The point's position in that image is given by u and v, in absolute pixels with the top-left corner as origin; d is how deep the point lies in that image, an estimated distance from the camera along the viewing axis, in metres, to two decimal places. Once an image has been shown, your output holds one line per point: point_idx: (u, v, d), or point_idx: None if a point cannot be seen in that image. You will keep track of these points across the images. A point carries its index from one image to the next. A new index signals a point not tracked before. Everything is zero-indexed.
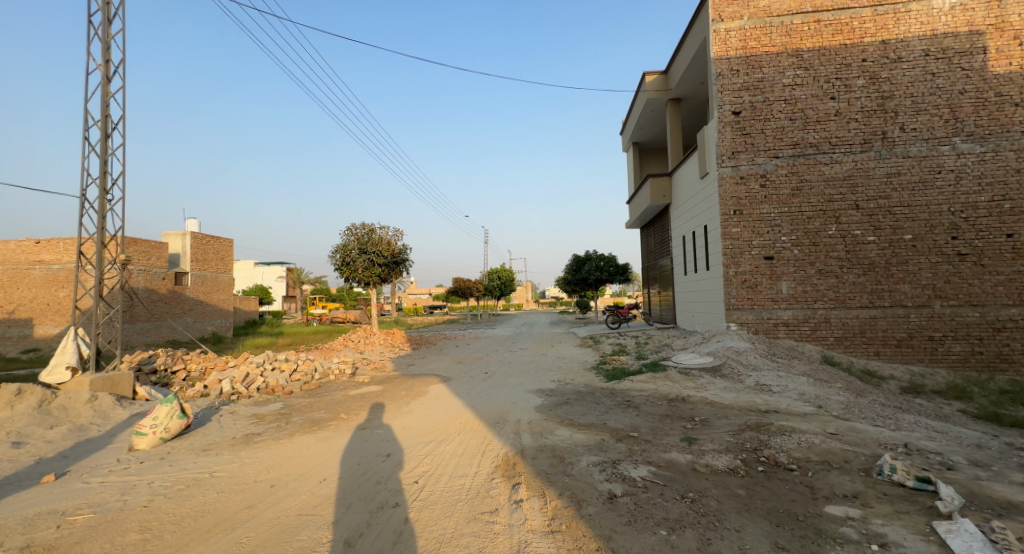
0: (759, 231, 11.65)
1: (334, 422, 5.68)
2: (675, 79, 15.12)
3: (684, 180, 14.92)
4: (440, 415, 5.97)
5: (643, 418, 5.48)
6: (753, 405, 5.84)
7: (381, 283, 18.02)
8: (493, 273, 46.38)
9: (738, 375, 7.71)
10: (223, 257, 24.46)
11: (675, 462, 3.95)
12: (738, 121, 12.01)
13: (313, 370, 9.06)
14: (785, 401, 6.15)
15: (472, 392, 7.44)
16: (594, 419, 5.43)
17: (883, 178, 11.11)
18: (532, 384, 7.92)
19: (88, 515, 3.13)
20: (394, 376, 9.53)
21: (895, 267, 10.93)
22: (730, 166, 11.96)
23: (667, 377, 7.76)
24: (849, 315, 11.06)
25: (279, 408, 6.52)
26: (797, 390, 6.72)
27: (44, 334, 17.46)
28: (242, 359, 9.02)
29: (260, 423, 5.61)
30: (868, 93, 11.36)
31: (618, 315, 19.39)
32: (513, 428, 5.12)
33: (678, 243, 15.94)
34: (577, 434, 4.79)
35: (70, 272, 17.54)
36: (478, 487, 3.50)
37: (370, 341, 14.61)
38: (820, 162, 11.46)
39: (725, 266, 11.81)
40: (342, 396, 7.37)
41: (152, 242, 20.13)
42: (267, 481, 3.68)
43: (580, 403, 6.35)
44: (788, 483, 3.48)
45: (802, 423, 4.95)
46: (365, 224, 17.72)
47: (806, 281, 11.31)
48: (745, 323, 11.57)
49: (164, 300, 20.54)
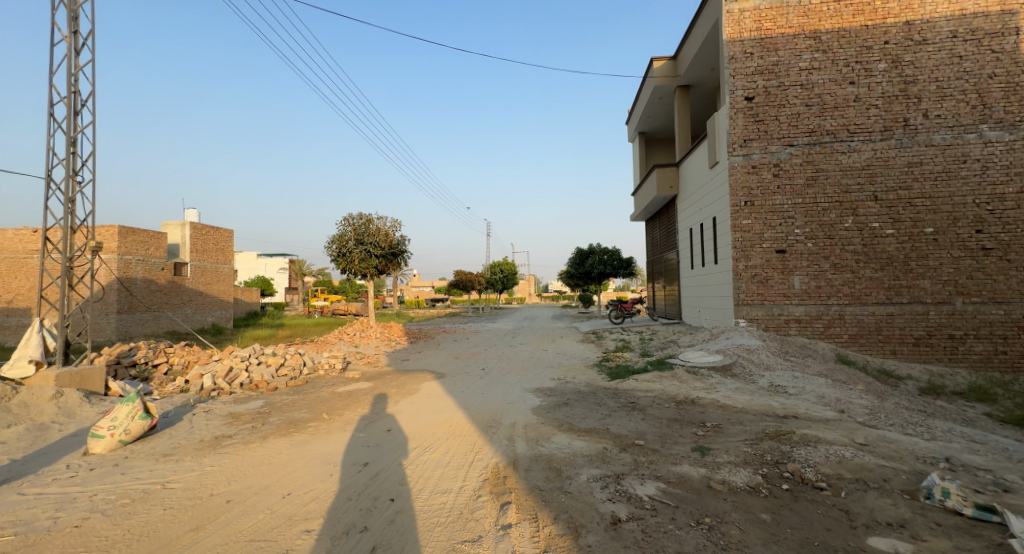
0: (771, 223, 11.10)
1: (314, 424, 5.24)
2: (685, 64, 14.51)
3: (692, 170, 14.34)
4: (428, 417, 5.51)
5: (649, 423, 5.00)
6: (769, 410, 5.35)
7: (379, 275, 17.57)
8: (495, 265, 45.93)
9: (750, 375, 7.21)
10: (224, 248, 24.05)
11: (687, 478, 3.48)
12: (751, 107, 11.41)
13: (301, 365, 8.67)
14: (804, 405, 5.66)
15: (466, 391, 6.98)
16: (596, 424, 4.96)
17: (903, 168, 10.52)
18: (531, 383, 7.45)
19: (7, 539, 2.68)
20: (386, 372, 9.08)
21: (915, 262, 10.36)
22: (742, 155, 11.38)
23: (673, 377, 7.28)
24: (865, 311, 10.53)
25: (259, 406, 6.10)
26: (815, 392, 6.23)
27: None
28: (227, 352, 8.59)
29: (234, 424, 5.17)
30: (890, 78, 10.73)
31: (621, 309, 18.92)
32: (506, 434, 4.64)
33: (685, 236, 15.38)
34: (576, 442, 4.33)
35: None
36: (461, 507, 3.04)
37: (366, 334, 14.17)
38: (837, 150, 10.87)
39: (735, 260, 11.27)
40: (328, 394, 6.95)
41: (151, 231, 19.80)
42: (224, 495, 3.21)
43: (580, 405, 5.89)
44: (820, 507, 3.02)
45: (827, 432, 4.47)
46: (362, 215, 17.28)
47: (819, 276, 10.77)
48: (755, 319, 11.06)
49: (163, 291, 20.21)
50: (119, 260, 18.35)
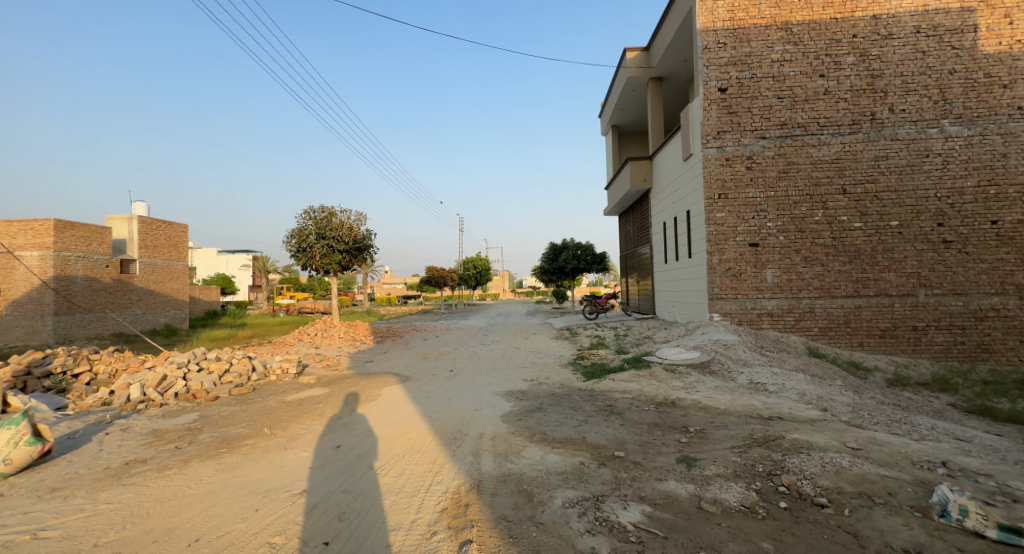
0: (744, 216, 10.97)
1: (251, 442, 4.58)
2: (657, 55, 14.26)
3: (665, 163, 14.11)
4: (385, 428, 4.94)
5: (628, 429, 4.58)
6: (753, 411, 5.01)
7: (343, 272, 16.70)
8: (467, 262, 45.03)
9: (728, 373, 6.96)
10: (177, 243, 22.40)
11: (674, 498, 3.06)
12: (724, 99, 11.22)
13: (249, 370, 7.90)
14: (786, 404, 5.36)
15: (431, 396, 6.43)
16: (571, 433, 4.50)
17: (870, 161, 10.55)
18: (502, 385, 6.97)
19: None
20: (345, 376, 8.37)
21: (881, 255, 10.42)
22: (715, 147, 11.19)
23: (650, 375, 6.93)
24: (834, 304, 10.53)
25: (192, 421, 5.38)
26: (795, 390, 5.98)
27: None
28: (162, 358, 7.74)
29: (155, 444, 4.45)
30: (858, 71, 10.73)
31: (595, 304, 18.65)
32: (471, 448, 4.12)
33: (659, 229, 15.19)
34: (549, 456, 3.85)
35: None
36: (410, 550, 2.52)
37: (328, 334, 13.34)
38: (808, 144, 10.81)
39: (708, 253, 11.10)
40: (275, 403, 6.27)
41: (92, 226, 18.17)
42: (110, 547, 2.57)
43: (554, 410, 5.42)
44: (827, 530, 2.64)
45: (816, 435, 4.14)
46: (325, 208, 16.35)
47: (791, 269, 10.71)
48: (729, 314, 10.92)
49: (109, 290, 18.63)
50: (55, 257, 16.75)
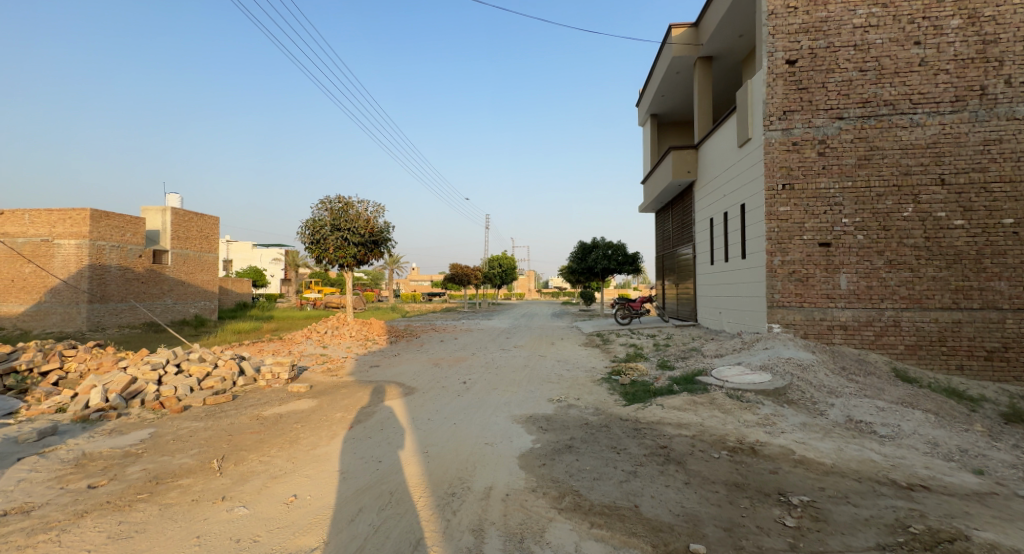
0: (814, 211, 9.24)
1: (185, 483, 3.48)
2: (708, 30, 12.62)
3: (715, 151, 12.43)
4: (363, 471, 3.69)
5: (701, 496, 3.18)
6: (877, 474, 3.51)
7: (359, 266, 15.79)
8: (494, 261, 43.79)
9: (814, 404, 5.41)
10: (209, 235, 22.06)
11: None
12: (793, 72, 9.51)
13: (234, 373, 6.94)
14: (919, 462, 3.80)
15: (432, 419, 5.17)
16: (615, 497, 3.14)
17: (978, 146, 8.58)
18: (521, 407, 5.65)
19: None
20: (343, 384, 7.23)
21: (989, 259, 8.47)
22: (780, 129, 9.51)
23: (710, 404, 5.45)
24: (926, 318, 8.65)
25: (137, 443, 4.41)
26: (920, 437, 4.40)
27: (8, 313, 16.04)
28: (139, 356, 6.90)
29: (64, 482, 3.52)
30: (965, 37, 8.73)
31: (629, 308, 16.99)
32: (472, 520, 2.84)
33: (705, 226, 13.49)
34: (587, 546, 2.51)
35: (35, 246, 16.39)
36: None
37: (339, 333, 12.36)
38: (897, 125, 8.94)
39: (769, 254, 9.46)
40: (249, 419, 5.20)
41: (127, 216, 17.96)
42: None
43: (590, 452, 4.06)
44: None
45: (1013, 529, 2.62)
46: (341, 198, 15.44)
47: (871, 275, 8.91)
48: (793, 325, 9.25)
49: (141, 280, 18.36)
50: (90, 246, 16.52)
